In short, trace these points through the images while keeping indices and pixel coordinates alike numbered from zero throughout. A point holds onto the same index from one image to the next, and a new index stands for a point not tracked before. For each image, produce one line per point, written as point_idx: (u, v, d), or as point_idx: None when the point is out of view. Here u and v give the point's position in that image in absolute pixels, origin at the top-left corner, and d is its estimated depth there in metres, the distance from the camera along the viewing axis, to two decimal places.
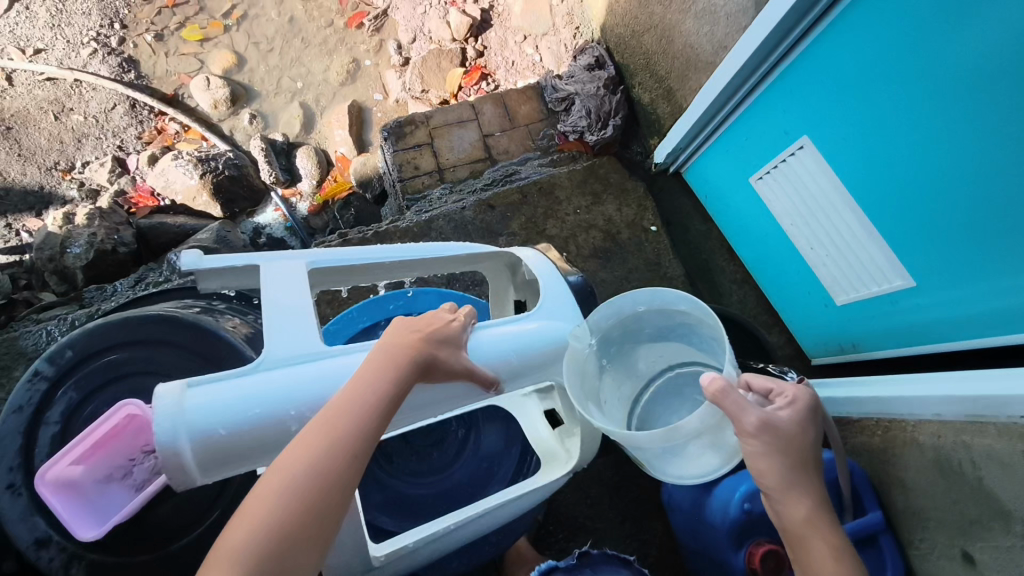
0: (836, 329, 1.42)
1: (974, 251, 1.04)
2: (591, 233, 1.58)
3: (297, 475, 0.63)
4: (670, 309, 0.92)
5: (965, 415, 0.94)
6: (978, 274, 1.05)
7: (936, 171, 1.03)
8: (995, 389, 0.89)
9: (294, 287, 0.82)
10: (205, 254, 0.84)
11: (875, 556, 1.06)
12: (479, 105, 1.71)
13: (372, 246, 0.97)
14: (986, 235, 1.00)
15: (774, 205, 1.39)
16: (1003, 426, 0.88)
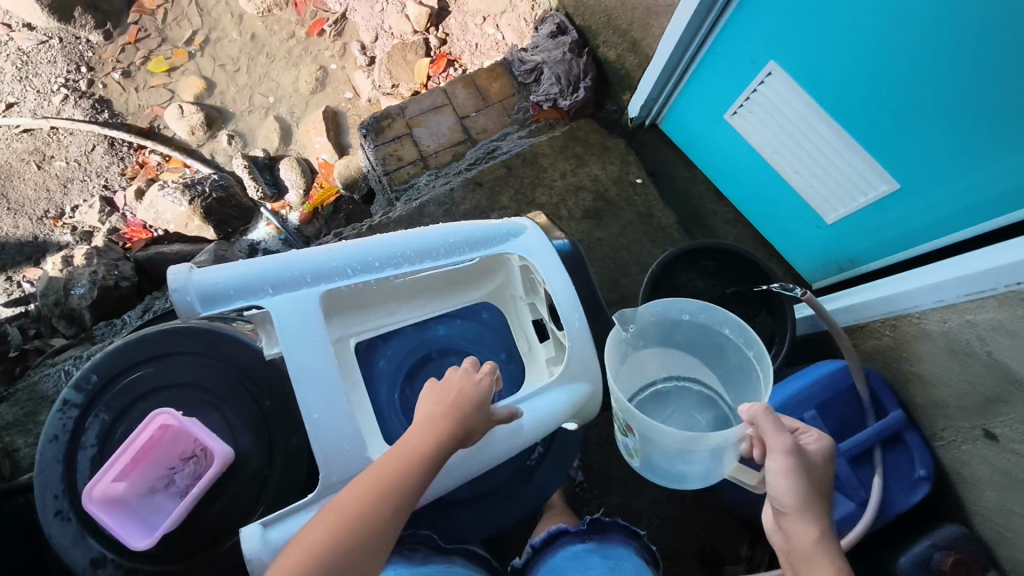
0: (832, 249, 1.45)
1: (953, 148, 1.07)
2: (580, 195, 1.60)
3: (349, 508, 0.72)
4: (715, 328, 1.11)
5: (964, 295, 0.95)
6: (961, 170, 1.08)
7: (904, 76, 1.06)
8: (985, 261, 0.92)
9: (303, 327, 0.83)
10: (194, 270, 0.80)
11: (905, 454, 1.12)
12: (451, 89, 1.74)
13: (375, 240, 0.90)
14: (963, 130, 1.03)
15: (754, 138, 1.42)
16: (1001, 297, 0.89)
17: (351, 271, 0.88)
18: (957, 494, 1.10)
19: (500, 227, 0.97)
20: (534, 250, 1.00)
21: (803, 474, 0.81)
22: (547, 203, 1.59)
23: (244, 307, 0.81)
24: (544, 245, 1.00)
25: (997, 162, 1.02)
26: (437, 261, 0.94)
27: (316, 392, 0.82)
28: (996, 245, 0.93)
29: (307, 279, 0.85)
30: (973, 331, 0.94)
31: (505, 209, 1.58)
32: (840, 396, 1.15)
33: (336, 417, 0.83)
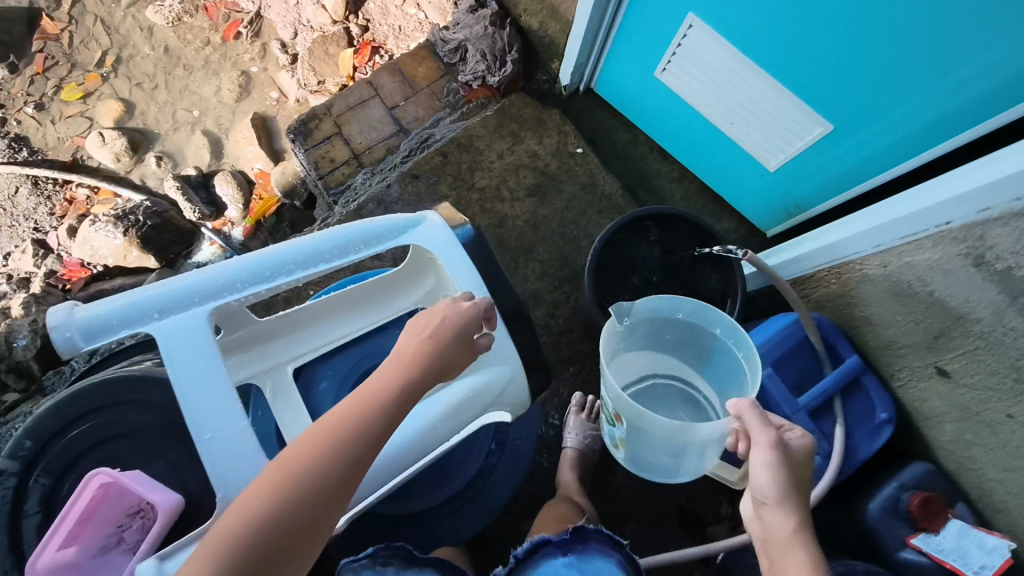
0: (779, 195, 1.43)
1: (880, 82, 1.03)
2: (521, 174, 1.56)
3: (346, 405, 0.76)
4: (706, 329, 1.16)
5: (901, 238, 0.92)
6: (893, 104, 1.05)
7: (823, 11, 1.00)
8: (917, 199, 0.88)
9: (192, 349, 0.75)
10: (78, 306, 0.72)
11: (863, 397, 1.12)
12: (376, 79, 1.67)
13: (265, 250, 0.83)
14: (887, 62, 1.00)
15: (686, 92, 1.37)
16: (935, 237, 0.86)
17: (242, 285, 0.81)
18: (918, 431, 1.11)
19: (398, 221, 0.93)
20: (438, 243, 0.96)
21: (786, 468, 0.81)
22: (488, 186, 1.55)
23: (130, 337, 0.74)
24: (446, 235, 0.97)
25: (925, 91, 0.99)
26: (332, 262, 0.88)
27: (211, 412, 0.73)
28: (925, 183, 0.90)
29: (190, 300, 0.77)
30: (913, 273, 0.91)
31: (446, 199, 1.54)
32: (798, 350, 1.13)
33: (227, 433, 0.72)
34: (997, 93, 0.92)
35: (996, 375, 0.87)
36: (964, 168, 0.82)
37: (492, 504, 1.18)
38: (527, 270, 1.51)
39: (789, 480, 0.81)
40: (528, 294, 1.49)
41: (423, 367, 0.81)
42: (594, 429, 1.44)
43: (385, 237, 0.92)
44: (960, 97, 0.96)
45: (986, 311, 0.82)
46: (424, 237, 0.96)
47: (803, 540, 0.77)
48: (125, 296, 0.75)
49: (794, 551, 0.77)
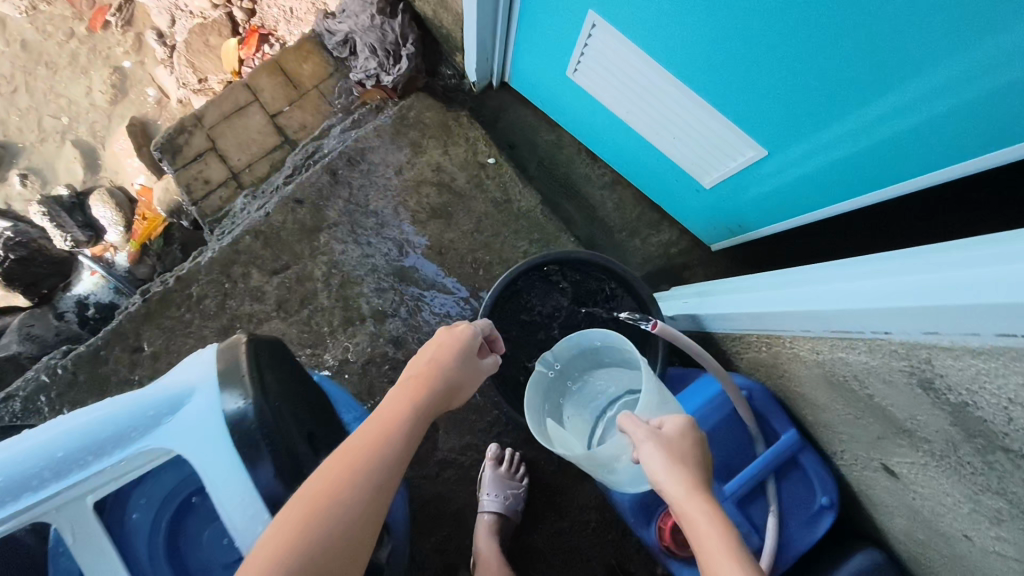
0: (720, 211, 1.22)
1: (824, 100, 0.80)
2: (422, 191, 1.34)
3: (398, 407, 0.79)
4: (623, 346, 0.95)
5: (832, 331, 0.69)
6: (844, 124, 0.82)
7: (744, 22, 0.76)
8: (856, 280, 0.67)
9: None
10: None
11: (801, 478, 0.94)
12: (254, 81, 1.42)
13: None
14: (828, 81, 0.76)
15: (603, 96, 1.14)
16: (870, 342, 0.64)
17: None
18: (865, 514, 0.93)
19: (120, 416, 0.70)
20: (198, 428, 0.70)
21: (675, 454, 0.70)
22: (383, 208, 1.33)
23: None
24: (209, 417, 0.70)
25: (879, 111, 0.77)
26: (70, 477, 0.68)
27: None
28: (868, 261, 0.68)
29: None
30: (848, 371, 0.70)
31: (335, 225, 1.32)
32: (722, 427, 0.95)
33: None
34: (967, 112, 0.70)
35: (951, 497, 0.68)
36: (919, 258, 0.59)
37: None
38: (432, 306, 1.30)
39: (686, 456, 0.71)
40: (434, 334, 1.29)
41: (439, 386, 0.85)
42: (515, 487, 1.23)
43: (105, 441, 0.69)
44: (924, 118, 0.74)
45: (937, 436, 0.62)
46: (182, 423, 0.70)
47: (702, 500, 0.67)
48: None
49: (692, 508, 0.66)
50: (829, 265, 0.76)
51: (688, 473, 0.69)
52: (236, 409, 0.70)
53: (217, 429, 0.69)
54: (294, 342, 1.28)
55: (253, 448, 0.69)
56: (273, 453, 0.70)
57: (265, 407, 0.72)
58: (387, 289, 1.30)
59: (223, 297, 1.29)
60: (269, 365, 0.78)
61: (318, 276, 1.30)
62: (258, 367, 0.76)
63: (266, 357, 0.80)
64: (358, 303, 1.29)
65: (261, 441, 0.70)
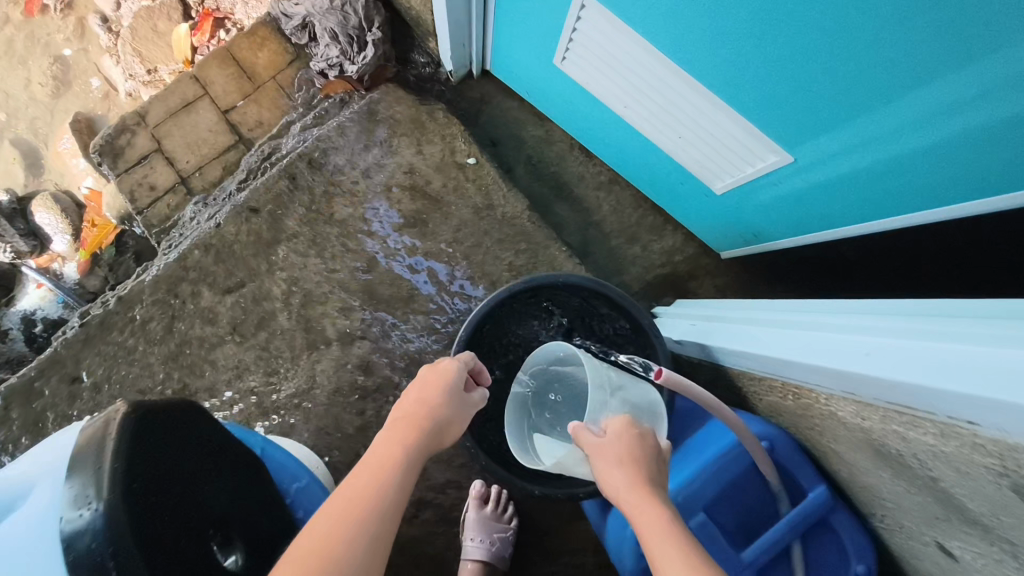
0: (734, 219, 1.07)
1: (861, 102, 0.65)
2: (393, 196, 1.18)
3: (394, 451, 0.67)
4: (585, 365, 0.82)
5: (885, 401, 0.55)
6: (884, 133, 0.67)
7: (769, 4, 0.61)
8: (909, 344, 0.53)
9: None
10: None
11: (833, 541, 0.80)
12: (203, 73, 1.26)
13: None
14: (866, 78, 0.61)
15: (597, 90, 0.98)
16: (940, 424, 0.49)
17: None
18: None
19: None
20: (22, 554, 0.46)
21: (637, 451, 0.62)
22: (350, 217, 1.17)
23: None
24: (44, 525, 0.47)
25: (930, 118, 0.62)
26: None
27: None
28: (923, 322, 0.54)
29: None
30: (906, 447, 0.55)
31: (295, 236, 1.16)
32: (739, 483, 0.81)
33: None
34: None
35: None
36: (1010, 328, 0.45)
37: None
38: (406, 326, 1.15)
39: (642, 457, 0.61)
40: (409, 358, 1.14)
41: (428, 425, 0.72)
42: (503, 530, 1.10)
43: None
44: (988, 126, 0.59)
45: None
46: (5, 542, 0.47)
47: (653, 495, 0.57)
48: None
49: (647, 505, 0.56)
50: (869, 317, 0.62)
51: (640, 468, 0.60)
52: (79, 523, 0.46)
53: (43, 554, 0.46)
54: (252, 370, 1.13)
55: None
56: None
57: (127, 514, 0.49)
58: (355, 308, 1.15)
59: (170, 319, 1.13)
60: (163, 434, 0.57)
61: (278, 294, 1.15)
62: (136, 448, 0.53)
63: (158, 427, 0.57)
64: (323, 324, 1.14)
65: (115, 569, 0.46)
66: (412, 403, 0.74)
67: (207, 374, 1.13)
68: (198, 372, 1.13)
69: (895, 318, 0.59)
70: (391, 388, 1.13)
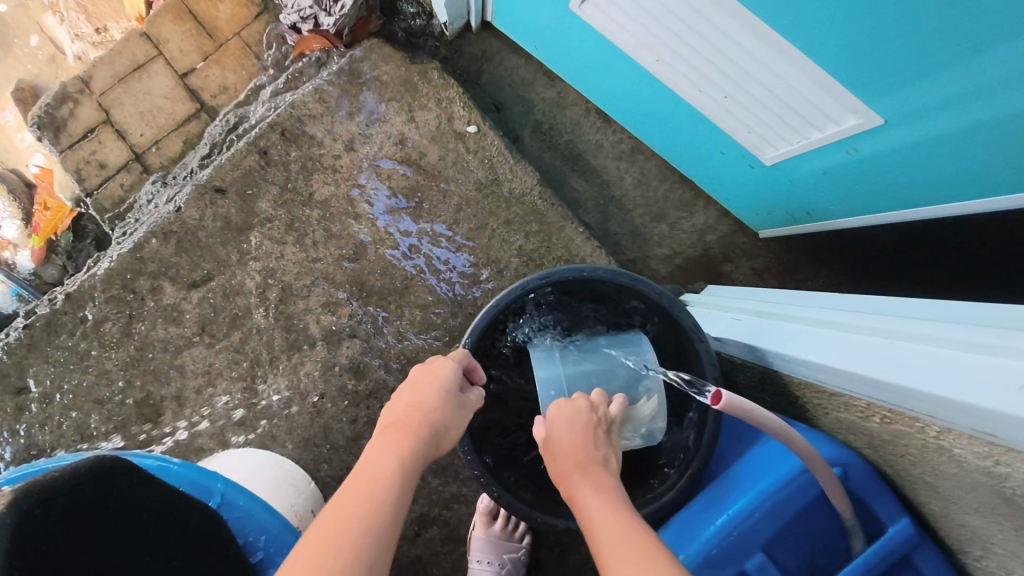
0: (783, 192, 0.92)
1: (974, 42, 0.52)
2: (381, 172, 1.02)
3: (388, 464, 0.55)
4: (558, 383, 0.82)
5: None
6: (1006, 76, 0.53)
7: None
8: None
9: None
10: None
11: None
12: (156, 29, 1.08)
13: None
14: (958, 20, 0.50)
15: (621, 41, 0.81)
16: None
17: None
18: None
19: None
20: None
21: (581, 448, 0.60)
22: (332, 196, 1.01)
23: None
24: None
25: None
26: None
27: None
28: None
29: None
30: None
31: (270, 220, 1.00)
32: (802, 515, 0.67)
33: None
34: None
35: None
36: None
37: None
38: (401, 322, 1.00)
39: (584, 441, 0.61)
40: (405, 358, 1.00)
41: (422, 436, 0.60)
42: (514, 549, 0.97)
43: None
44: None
45: None
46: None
47: (592, 477, 0.57)
48: None
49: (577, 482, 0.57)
50: (972, 323, 0.50)
51: (580, 448, 0.60)
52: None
53: None
54: (225, 375, 0.99)
55: None
56: None
57: None
58: (342, 302, 1.00)
59: (128, 320, 0.98)
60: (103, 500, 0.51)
61: (251, 288, 1.00)
62: (8, 556, 0.42)
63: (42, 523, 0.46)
64: (305, 322, 1.00)
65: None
66: (405, 408, 0.63)
67: (174, 381, 0.98)
68: (163, 379, 0.98)
69: (1000, 325, 0.48)
70: (386, 392, 0.99)
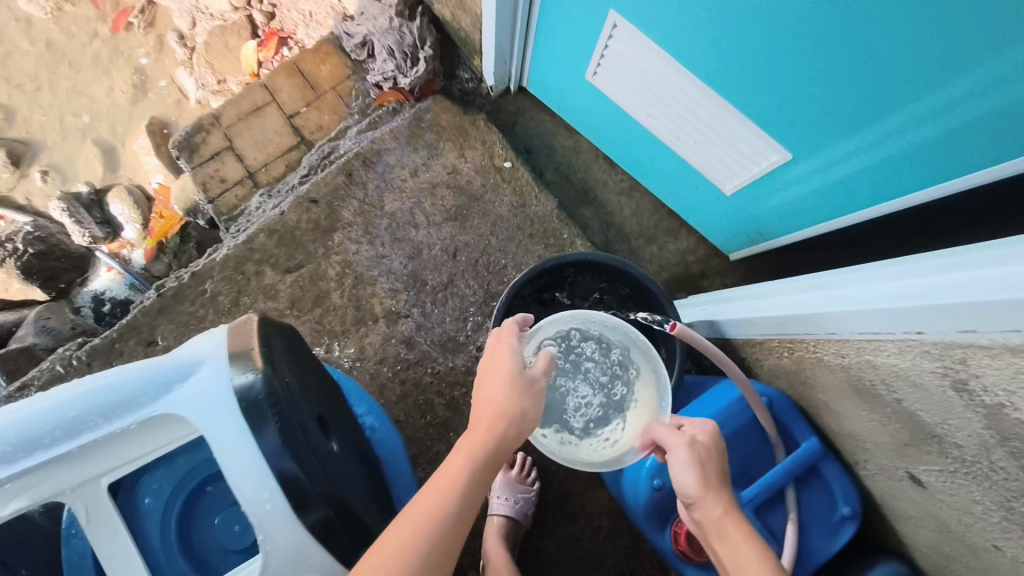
0: (740, 218, 1.22)
1: (838, 111, 0.82)
2: (437, 194, 1.33)
3: (469, 458, 0.72)
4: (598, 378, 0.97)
5: (861, 333, 0.69)
6: (866, 133, 0.83)
7: (780, 26, 0.75)
8: (916, 277, 0.62)
9: None
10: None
11: (823, 489, 0.92)
12: (271, 82, 1.43)
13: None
14: (856, 83, 0.76)
15: (623, 100, 1.13)
16: (902, 343, 0.64)
17: None
18: (888, 526, 0.92)
19: (160, 369, 0.62)
20: (214, 404, 0.61)
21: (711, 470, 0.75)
22: (399, 210, 1.32)
23: None
24: (218, 390, 0.62)
25: (922, 113, 0.74)
26: (56, 447, 0.59)
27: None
28: (926, 261, 0.64)
29: None
30: (875, 375, 0.70)
31: (350, 224, 1.31)
32: (741, 434, 0.93)
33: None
34: (1018, 107, 0.67)
35: (980, 504, 0.67)
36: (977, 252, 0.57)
37: None
38: (446, 307, 1.29)
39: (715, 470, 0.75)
40: (447, 336, 1.28)
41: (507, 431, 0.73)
42: (526, 491, 1.21)
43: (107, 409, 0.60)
44: (975, 115, 0.71)
45: (969, 440, 0.61)
46: (191, 403, 0.61)
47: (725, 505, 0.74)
48: None
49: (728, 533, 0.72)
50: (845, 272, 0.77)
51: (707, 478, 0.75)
52: (246, 383, 0.62)
53: (228, 401, 0.61)
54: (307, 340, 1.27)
55: (260, 415, 0.62)
56: (286, 429, 0.63)
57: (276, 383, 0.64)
58: (401, 290, 1.29)
59: (237, 294, 1.28)
60: (285, 341, 0.74)
61: (332, 275, 1.29)
62: (265, 339, 0.68)
63: (277, 333, 0.73)
64: (371, 302, 1.28)
65: (273, 411, 0.62)
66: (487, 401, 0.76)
67: None
68: None
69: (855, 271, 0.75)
70: (430, 361, 1.27)
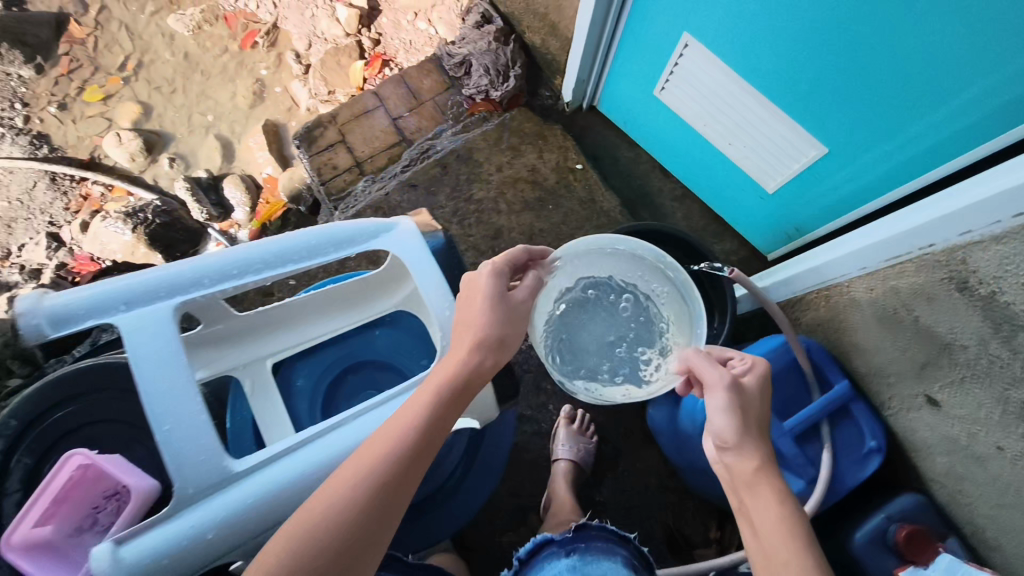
0: (777, 218, 1.43)
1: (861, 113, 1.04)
2: (518, 187, 1.57)
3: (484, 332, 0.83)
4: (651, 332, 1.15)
5: (887, 260, 0.91)
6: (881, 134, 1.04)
7: (822, 42, 0.98)
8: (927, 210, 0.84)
9: (158, 335, 0.77)
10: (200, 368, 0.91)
11: (853, 426, 1.08)
12: (381, 90, 1.70)
13: (242, 245, 0.85)
14: (875, 89, 0.98)
15: (685, 112, 1.37)
16: (920, 260, 0.84)
17: (208, 281, 0.83)
18: (910, 463, 1.07)
19: (373, 223, 0.93)
20: (405, 249, 0.95)
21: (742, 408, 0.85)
22: (484, 197, 1.55)
23: (97, 326, 0.76)
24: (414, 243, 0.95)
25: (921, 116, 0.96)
26: (301, 263, 0.88)
27: (170, 403, 0.76)
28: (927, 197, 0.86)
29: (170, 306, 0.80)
30: (898, 299, 0.90)
31: (443, 208, 1.55)
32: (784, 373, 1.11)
33: (189, 430, 0.76)
34: (991, 113, 0.88)
35: (984, 406, 0.83)
36: (973, 182, 0.78)
37: (474, 495, 1.23)
38: None
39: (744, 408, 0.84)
40: None
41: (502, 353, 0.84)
42: (587, 442, 1.36)
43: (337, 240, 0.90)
44: (961, 124, 0.92)
45: (972, 338, 0.79)
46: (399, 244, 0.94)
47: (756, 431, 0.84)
48: (156, 272, 0.81)
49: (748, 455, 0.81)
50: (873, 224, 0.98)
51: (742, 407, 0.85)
52: None
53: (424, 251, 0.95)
54: None
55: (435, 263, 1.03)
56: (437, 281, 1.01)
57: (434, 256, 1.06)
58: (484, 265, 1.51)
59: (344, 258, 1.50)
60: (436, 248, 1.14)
61: None
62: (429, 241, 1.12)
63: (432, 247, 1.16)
64: None
65: None
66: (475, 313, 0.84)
67: None
68: None
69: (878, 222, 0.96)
70: None
